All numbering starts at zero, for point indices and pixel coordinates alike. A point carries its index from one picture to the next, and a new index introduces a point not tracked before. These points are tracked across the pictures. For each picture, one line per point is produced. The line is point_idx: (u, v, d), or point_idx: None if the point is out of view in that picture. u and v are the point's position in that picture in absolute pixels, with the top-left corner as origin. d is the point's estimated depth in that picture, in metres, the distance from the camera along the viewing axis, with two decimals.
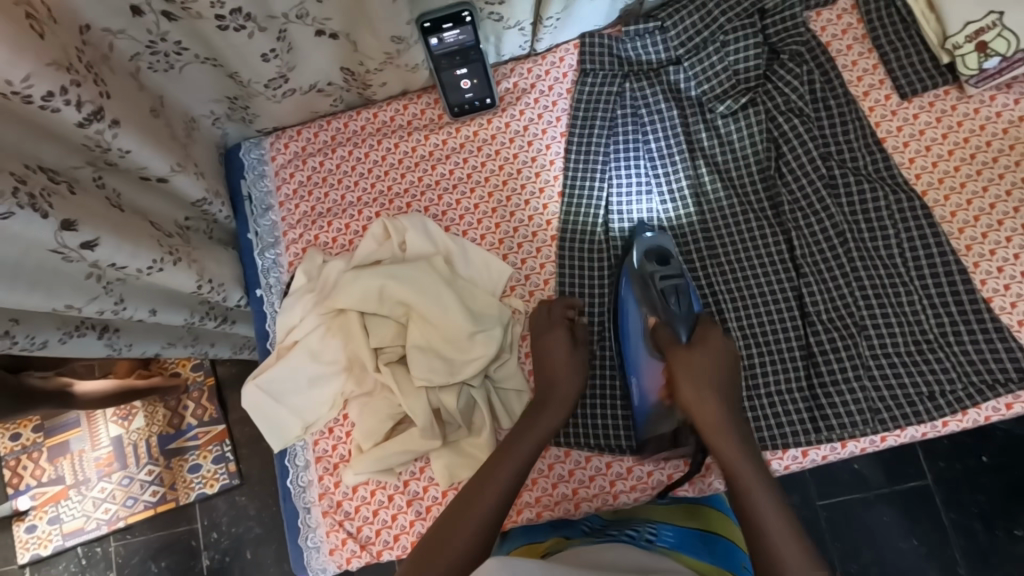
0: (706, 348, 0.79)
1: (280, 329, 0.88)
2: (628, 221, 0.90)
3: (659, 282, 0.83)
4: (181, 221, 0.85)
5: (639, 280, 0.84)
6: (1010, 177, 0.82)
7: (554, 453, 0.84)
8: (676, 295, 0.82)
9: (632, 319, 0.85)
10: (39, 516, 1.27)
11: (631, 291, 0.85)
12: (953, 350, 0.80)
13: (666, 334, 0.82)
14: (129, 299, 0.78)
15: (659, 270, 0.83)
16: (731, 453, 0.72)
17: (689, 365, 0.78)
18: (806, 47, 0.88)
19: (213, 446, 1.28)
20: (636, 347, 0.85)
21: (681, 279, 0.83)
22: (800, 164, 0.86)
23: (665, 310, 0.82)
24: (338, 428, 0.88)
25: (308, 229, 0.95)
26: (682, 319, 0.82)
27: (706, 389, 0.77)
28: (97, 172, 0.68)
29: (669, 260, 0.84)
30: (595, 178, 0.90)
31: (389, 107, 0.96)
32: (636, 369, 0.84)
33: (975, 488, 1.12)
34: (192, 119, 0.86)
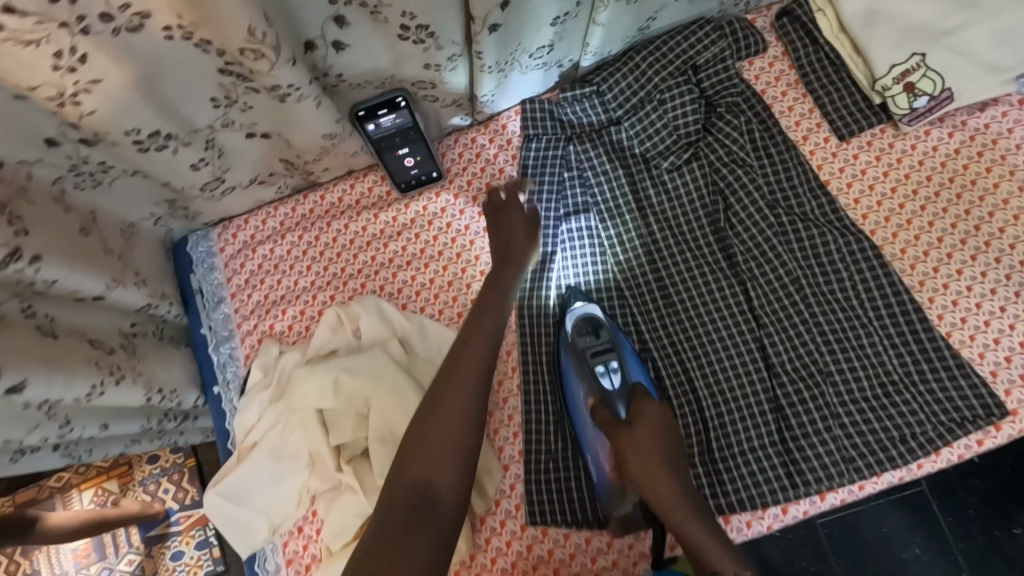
0: (645, 423, 0.75)
1: (240, 430, 0.86)
2: (565, 285, 0.89)
3: (592, 359, 0.84)
4: (127, 328, 0.82)
5: (576, 358, 0.85)
6: (953, 210, 0.83)
7: (531, 532, 0.82)
8: (608, 372, 0.83)
9: (574, 392, 0.84)
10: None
11: (572, 366, 0.85)
12: (918, 389, 0.79)
13: (604, 413, 0.79)
14: (76, 419, 0.75)
15: (590, 346, 0.84)
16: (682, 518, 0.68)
17: (635, 446, 0.72)
18: (742, 98, 0.89)
19: (196, 530, 1.23)
20: (582, 418, 0.83)
21: (614, 339, 0.85)
22: (748, 213, 0.86)
23: (603, 391, 0.82)
24: (307, 526, 0.85)
25: (262, 319, 0.93)
26: (620, 395, 0.82)
27: (642, 444, 0.73)
28: (26, 301, 0.65)
29: (601, 332, 0.85)
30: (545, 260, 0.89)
31: (335, 188, 0.95)
32: (590, 448, 0.82)
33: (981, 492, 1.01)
34: (130, 224, 0.84)
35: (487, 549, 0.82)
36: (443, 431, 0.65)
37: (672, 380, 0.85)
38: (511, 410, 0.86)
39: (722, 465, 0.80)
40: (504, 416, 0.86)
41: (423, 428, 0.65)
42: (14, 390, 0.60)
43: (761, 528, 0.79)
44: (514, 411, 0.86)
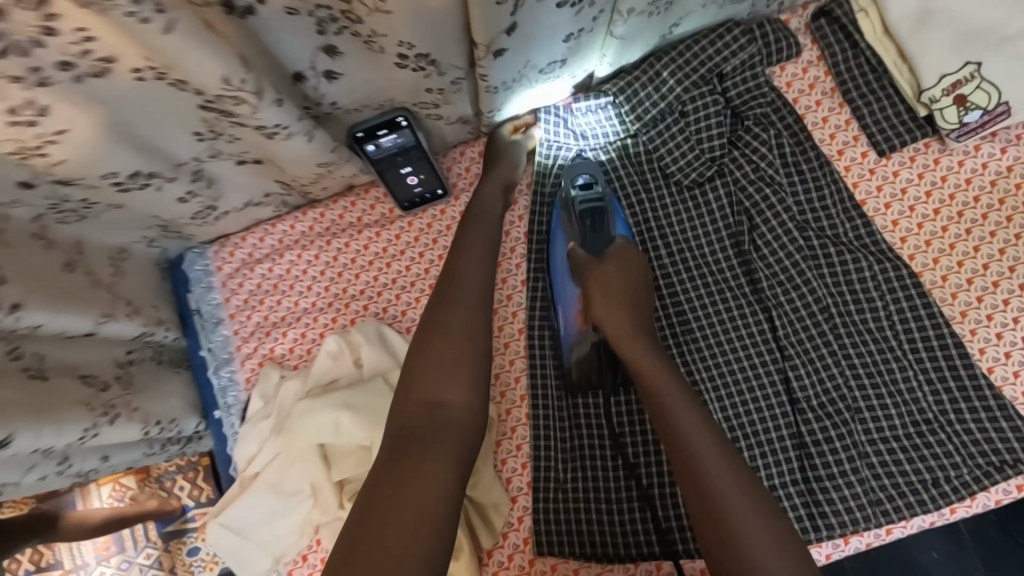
0: (620, 280, 0.76)
1: (240, 459, 0.84)
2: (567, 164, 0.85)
3: (580, 207, 0.81)
4: (123, 357, 0.79)
5: (564, 213, 0.83)
6: (1002, 234, 0.76)
7: (540, 566, 0.80)
8: (592, 220, 0.81)
9: (558, 250, 0.84)
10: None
11: (559, 218, 0.84)
12: (955, 430, 0.74)
13: (580, 256, 0.81)
14: (74, 455, 0.74)
15: (580, 198, 0.81)
16: (707, 459, 0.60)
17: (603, 283, 0.76)
18: (772, 108, 0.81)
19: None
20: (562, 277, 0.84)
21: (605, 200, 0.82)
22: (774, 236, 0.80)
23: (584, 233, 0.82)
24: (312, 555, 0.83)
25: (262, 342, 0.90)
26: (601, 241, 0.81)
27: (640, 348, 0.70)
28: (12, 341, 0.62)
29: (592, 186, 0.82)
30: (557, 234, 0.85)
31: (336, 205, 0.90)
32: (562, 299, 0.83)
33: None
34: (121, 249, 0.80)
35: None
36: (449, 364, 0.66)
37: None
38: (520, 440, 0.83)
39: None
40: (512, 447, 0.83)
41: (424, 365, 0.66)
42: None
43: None
44: (522, 441, 0.83)
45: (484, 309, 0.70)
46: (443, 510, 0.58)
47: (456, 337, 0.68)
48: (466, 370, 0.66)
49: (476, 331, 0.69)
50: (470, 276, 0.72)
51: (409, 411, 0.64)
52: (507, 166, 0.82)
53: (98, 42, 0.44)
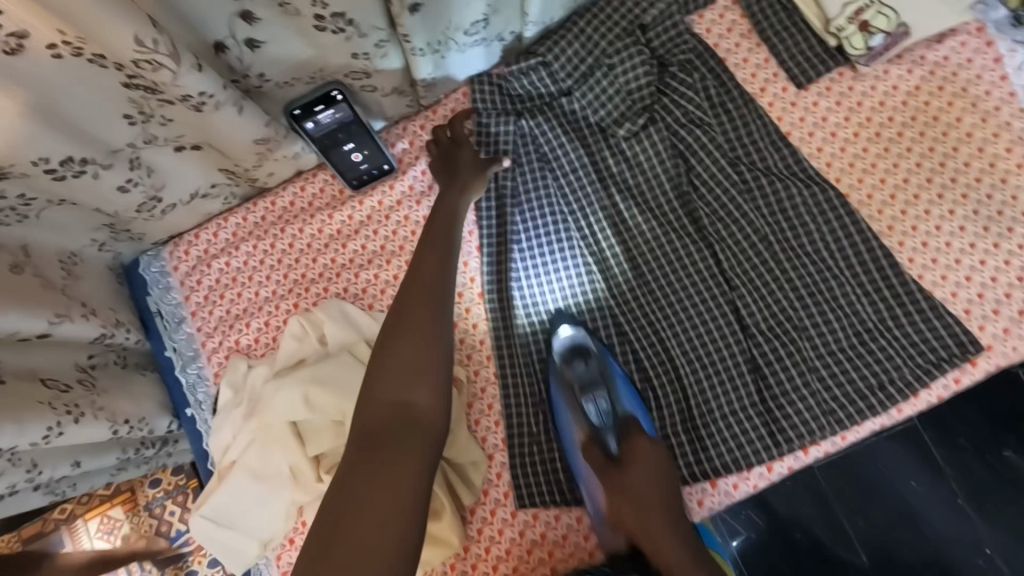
0: (636, 454, 0.76)
1: (216, 450, 0.83)
2: (546, 306, 0.87)
3: (581, 385, 0.81)
4: (85, 362, 0.79)
5: (564, 388, 0.81)
6: (918, 148, 0.81)
7: (523, 518, 0.81)
8: (599, 404, 0.80)
9: (568, 428, 0.81)
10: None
11: (560, 394, 0.82)
12: (895, 335, 0.78)
13: (597, 454, 0.77)
14: (44, 462, 0.73)
15: (579, 376, 0.81)
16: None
17: (626, 491, 0.74)
18: (695, 54, 0.85)
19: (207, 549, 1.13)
20: (576, 459, 0.80)
21: (603, 372, 0.81)
22: (709, 175, 0.84)
23: (587, 413, 0.80)
24: (299, 537, 0.85)
25: (226, 335, 0.90)
26: (611, 426, 0.79)
27: (643, 501, 0.74)
28: None
29: (589, 358, 0.82)
30: (508, 205, 0.88)
31: (286, 192, 0.91)
32: (581, 477, 0.79)
33: (960, 421, 0.93)
34: (72, 254, 0.80)
35: (481, 540, 0.81)
36: (414, 365, 0.70)
37: (650, 356, 0.84)
38: (490, 399, 0.85)
39: (705, 431, 0.80)
40: (484, 406, 0.85)
41: (383, 363, 0.71)
42: None
43: (748, 487, 0.80)
44: (493, 400, 0.85)
45: (446, 312, 0.74)
46: (416, 502, 0.64)
47: (417, 343, 0.71)
48: (431, 371, 0.70)
49: (437, 332, 0.72)
50: (431, 279, 0.75)
51: (384, 415, 0.68)
52: (472, 174, 0.83)
53: (9, 16, 0.47)
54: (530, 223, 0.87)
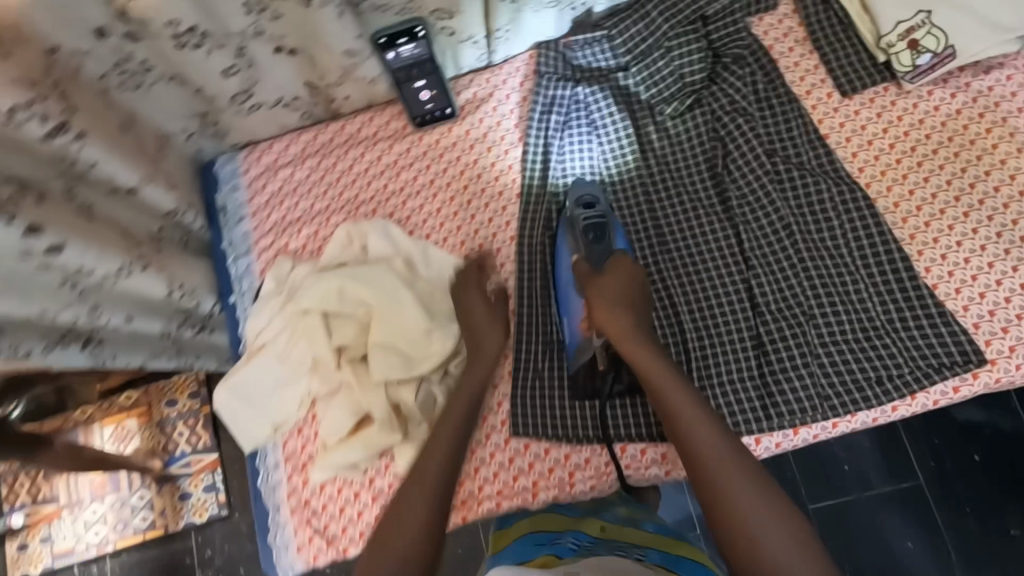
0: (617, 275, 0.82)
1: (250, 332, 0.91)
2: (570, 175, 0.94)
3: (584, 224, 0.87)
4: (154, 231, 0.88)
5: (569, 224, 0.89)
6: (951, 167, 0.84)
7: (514, 446, 0.86)
8: (596, 235, 0.86)
9: (564, 264, 0.89)
10: (31, 534, 1.34)
11: (564, 238, 0.90)
12: (900, 337, 0.81)
13: (584, 268, 0.85)
14: (103, 306, 0.82)
15: (584, 213, 0.88)
16: (664, 385, 0.73)
17: (601, 292, 0.80)
18: (749, 51, 0.91)
19: (205, 475, 1.34)
20: (567, 289, 0.88)
21: (606, 219, 0.88)
22: (745, 161, 0.89)
23: (585, 246, 0.87)
24: (307, 428, 0.91)
25: (278, 237, 0.99)
26: (602, 254, 0.86)
27: (615, 305, 0.79)
28: (67, 182, 0.72)
29: (595, 204, 0.89)
30: (552, 155, 0.95)
31: (355, 119, 1.01)
32: (567, 310, 0.88)
33: (970, 486, 1.14)
34: (165, 136, 0.90)
35: (472, 459, 0.86)
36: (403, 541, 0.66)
37: (656, 304, 0.88)
38: (504, 332, 0.91)
39: (699, 392, 0.84)
40: None
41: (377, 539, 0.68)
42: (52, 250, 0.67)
43: None
44: (507, 334, 0.91)
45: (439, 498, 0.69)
46: None
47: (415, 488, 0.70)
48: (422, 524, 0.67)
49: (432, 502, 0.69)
50: (433, 472, 0.72)
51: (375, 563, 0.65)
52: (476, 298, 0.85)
53: None
54: (567, 179, 0.94)
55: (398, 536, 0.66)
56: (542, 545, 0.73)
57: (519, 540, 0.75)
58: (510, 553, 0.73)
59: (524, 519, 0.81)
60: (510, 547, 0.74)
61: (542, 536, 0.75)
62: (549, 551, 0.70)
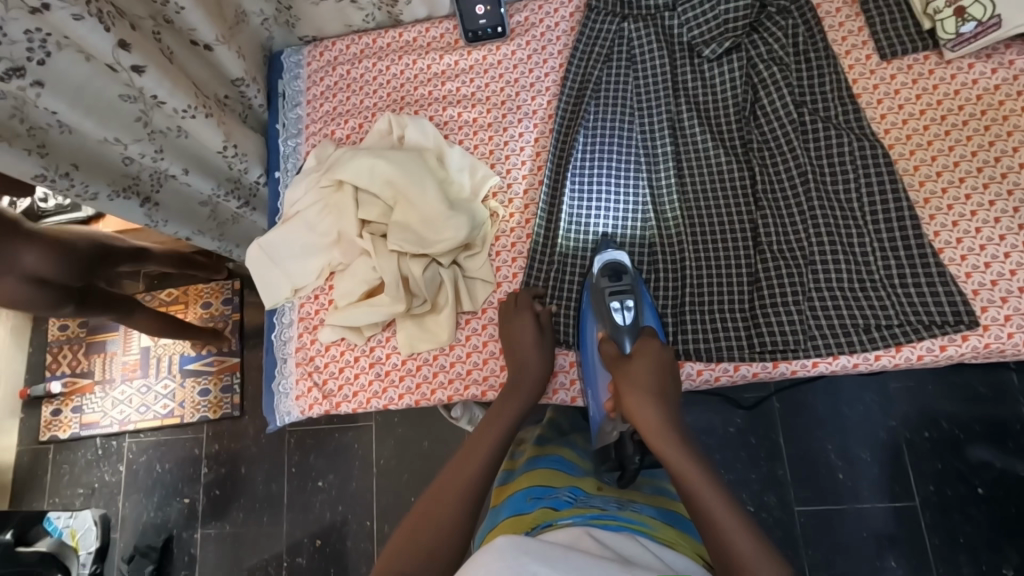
0: (644, 362, 0.83)
1: (286, 200, 1.00)
2: (594, 234, 0.95)
3: (609, 296, 0.88)
4: (221, 95, 0.99)
5: (595, 295, 0.90)
6: (979, 139, 0.85)
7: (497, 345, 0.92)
8: (623, 309, 0.88)
9: (589, 332, 0.91)
10: (65, 403, 1.66)
11: (591, 303, 0.91)
12: (896, 291, 0.83)
13: (610, 348, 0.87)
14: (167, 153, 0.94)
15: (612, 285, 0.89)
16: (697, 487, 0.72)
17: (630, 378, 0.82)
18: (795, 5, 0.94)
19: (225, 375, 1.62)
20: (592, 359, 0.90)
21: (635, 289, 0.89)
22: (773, 109, 0.91)
23: (612, 324, 0.88)
24: (323, 295, 0.99)
25: (326, 125, 1.07)
26: (627, 331, 0.88)
27: (643, 393, 0.81)
28: (156, 26, 0.83)
29: (622, 275, 0.89)
30: (589, 89, 0.98)
31: (413, 29, 1.08)
32: (593, 383, 0.90)
33: (965, 518, 1.23)
34: (243, 13, 1.00)
35: (466, 343, 0.93)
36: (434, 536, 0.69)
37: (665, 250, 0.92)
38: (515, 239, 0.96)
39: (688, 318, 0.88)
40: (508, 243, 0.96)
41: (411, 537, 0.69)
42: (136, 70, 0.77)
43: (710, 378, 0.87)
44: (517, 241, 0.96)
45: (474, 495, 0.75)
46: None
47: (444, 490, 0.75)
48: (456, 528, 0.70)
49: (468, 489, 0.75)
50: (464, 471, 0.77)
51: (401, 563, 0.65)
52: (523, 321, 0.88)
53: None
54: (599, 110, 0.98)
55: (451, 491, 0.75)
56: (541, 498, 0.81)
57: (521, 490, 0.84)
58: (511, 504, 0.82)
59: (525, 473, 0.89)
60: (511, 498, 0.84)
61: (541, 490, 0.83)
62: (545, 507, 0.78)
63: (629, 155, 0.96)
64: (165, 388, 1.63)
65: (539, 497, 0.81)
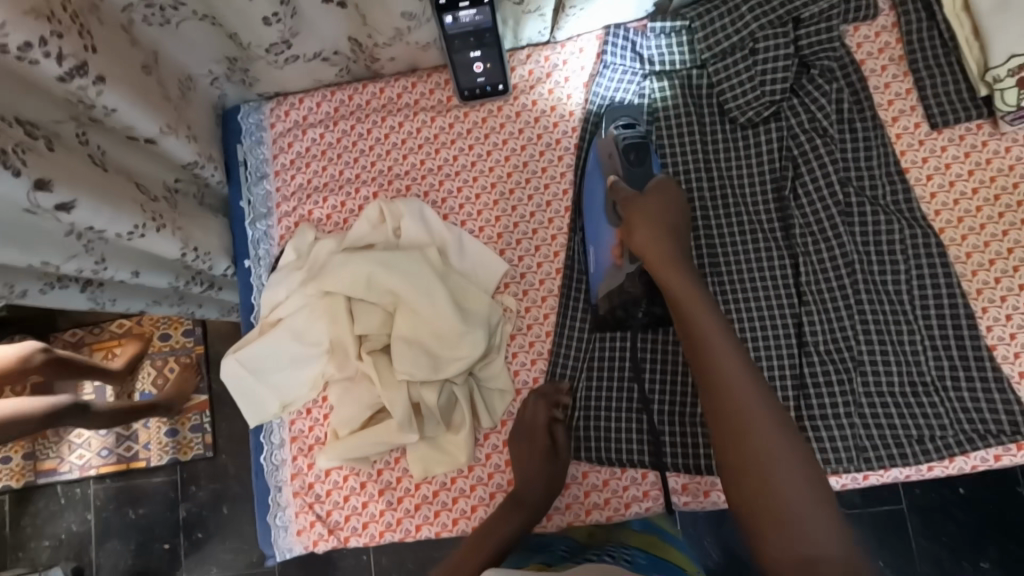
0: (658, 198, 0.79)
1: (265, 304, 0.86)
2: (604, 102, 0.88)
3: (624, 145, 0.83)
4: (171, 182, 0.81)
5: (603, 151, 0.84)
6: None
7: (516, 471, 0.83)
8: (634, 155, 0.82)
9: (594, 188, 0.85)
10: (15, 450, 1.41)
11: (597, 156, 0.85)
12: (948, 396, 0.78)
13: (622, 189, 0.81)
14: (110, 260, 0.77)
15: (623, 134, 0.83)
16: (703, 325, 0.70)
17: (646, 212, 0.77)
18: (839, 64, 0.83)
19: (193, 415, 1.38)
20: (598, 214, 0.84)
21: (645, 141, 0.83)
22: (815, 187, 0.82)
23: (625, 169, 0.83)
24: (316, 410, 0.86)
25: (301, 203, 0.91)
26: (640, 178, 0.82)
27: (658, 223, 0.76)
28: (80, 128, 0.65)
29: (635, 126, 0.84)
30: (642, 36, 0.87)
31: (397, 84, 0.91)
32: (596, 238, 0.84)
33: None
34: (188, 77, 0.82)
35: (486, 464, 0.84)
36: None
37: None
38: (534, 337, 0.85)
39: None
40: (525, 342, 0.86)
41: None
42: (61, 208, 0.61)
43: None
44: (536, 339, 0.85)
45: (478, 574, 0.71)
46: None
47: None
48: None
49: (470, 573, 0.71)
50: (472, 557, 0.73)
51: None
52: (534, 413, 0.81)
53: None
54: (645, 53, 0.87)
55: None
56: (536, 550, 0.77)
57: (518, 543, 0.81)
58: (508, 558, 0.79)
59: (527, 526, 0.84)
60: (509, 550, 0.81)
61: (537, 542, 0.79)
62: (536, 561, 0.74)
63: (670, 125, 0.86)
64: (126, 430, 1.39)
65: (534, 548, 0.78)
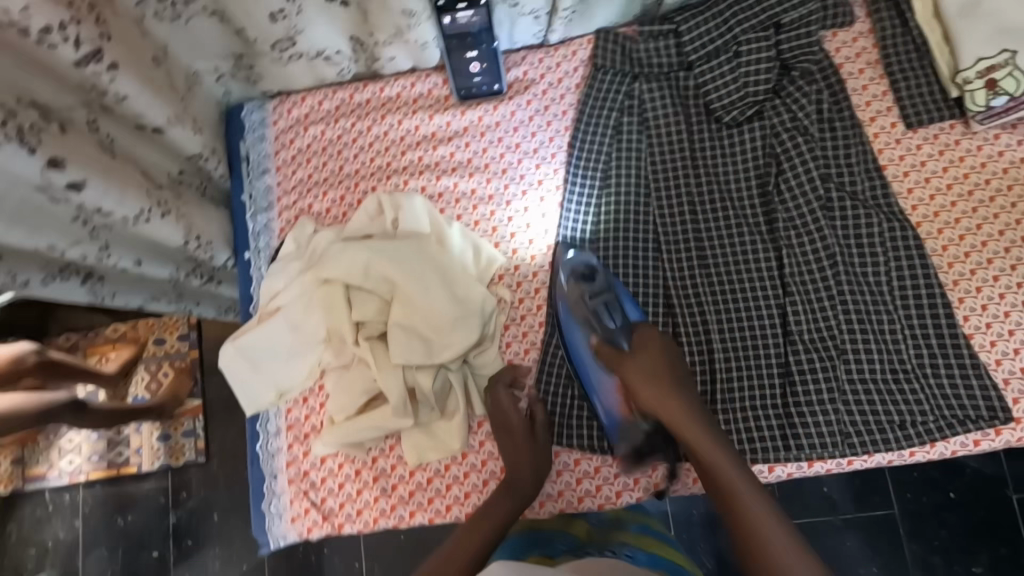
0: (650, 348, 0.83)
1: (264, 293, 0.88)
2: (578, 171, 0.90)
3: (591, 301, 0.86)
4: (175, 173, 0.84)
5: (579, 314, 0.86)
6: (1001, 201, 0.82)
7: None
8: (608, 312, 0.86)
9: (577, 346, 0.86)
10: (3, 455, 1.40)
11: (571, 318, 0.86)
12: (929, 383, 0.80)
13: (609, 350, 0.85)
14: (114, 247, 0.79)
15: (589, 289, 0.86)
16: (708, 448, 0.75)
17: (642, 373, 0.81)
18: (818, 67, 0.88)
19: (186, 419, 1.37)
20: (585, 368, 0.86)
21: (610, 288, 0.87)
22: (798, 182, 0.85)
23: (603, 328, 0.86)
24: (313, 398, 0.88)
25: (302, 197, 0.94)
26: (621, 331, 0.86)
27: (661, 380, 0.80)
28: (91, 114, 0.68)
29: (595, 272, 0.87)
30: (620, 87, 0.91)
31: (396, 83, 0.95)
32: (594, 388, 0.86)
33: None
34: (195, 73, 0.85)
35: (479, 451, 0.85)
36: None
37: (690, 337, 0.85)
38: (527, 328, 0.88)
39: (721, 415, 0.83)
40: (518, 332, 0.88)
41: None
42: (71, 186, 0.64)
43: None
44: (529, 329, 0.88)
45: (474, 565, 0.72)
46: None
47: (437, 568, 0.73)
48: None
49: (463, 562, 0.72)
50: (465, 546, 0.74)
51: None
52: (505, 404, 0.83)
53: None
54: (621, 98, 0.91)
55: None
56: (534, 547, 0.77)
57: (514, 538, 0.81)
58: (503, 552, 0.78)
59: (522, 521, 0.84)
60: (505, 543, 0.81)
61: (535, 538, 0.79)
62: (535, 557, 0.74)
63: (648, 171, 0.90)
64: (119, 433, 1.39)
65: (532, 544, 0.78)
